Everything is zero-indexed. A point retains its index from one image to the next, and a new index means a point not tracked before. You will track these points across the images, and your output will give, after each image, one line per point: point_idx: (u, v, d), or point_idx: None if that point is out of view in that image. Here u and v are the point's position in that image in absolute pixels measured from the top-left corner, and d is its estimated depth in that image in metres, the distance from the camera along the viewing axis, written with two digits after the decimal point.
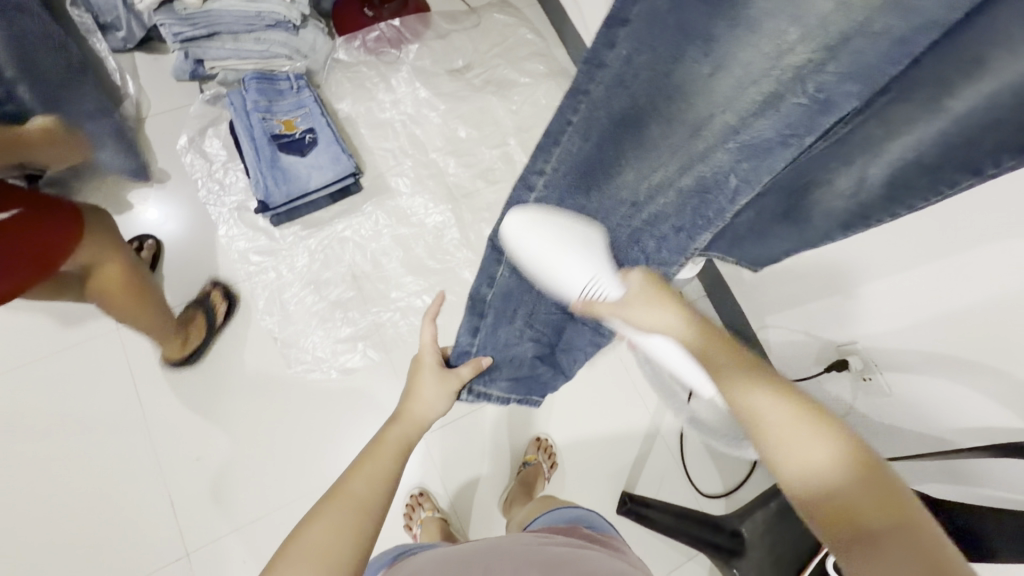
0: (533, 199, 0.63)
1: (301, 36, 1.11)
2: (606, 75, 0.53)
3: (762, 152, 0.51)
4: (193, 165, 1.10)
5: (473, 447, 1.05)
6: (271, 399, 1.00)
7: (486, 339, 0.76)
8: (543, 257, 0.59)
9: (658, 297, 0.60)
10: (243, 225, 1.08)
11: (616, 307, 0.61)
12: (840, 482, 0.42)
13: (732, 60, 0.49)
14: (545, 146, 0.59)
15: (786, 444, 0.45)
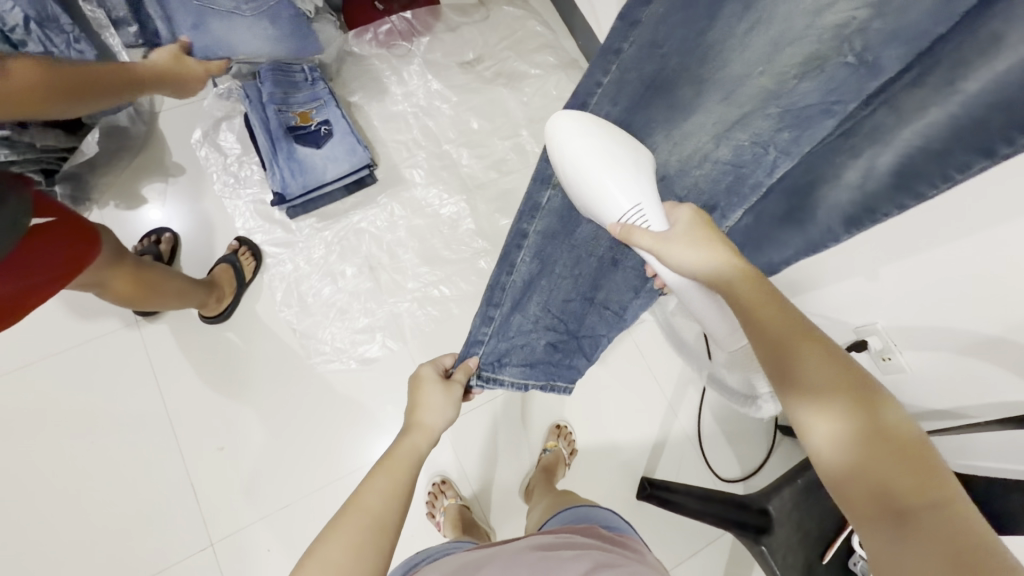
0: None
1: (314, 29, 1.10)
2: (641, 39, 0.60)
3: (800, 120, 0.59)
4: (207, 159, 1.10)
5: (491, 437, 1.05)
6: (291, 390, 1.00)
7: (501, 328, 0.73)
8: (591, 160, 0.58)
9: (701, 239, 0.56)
10: (259, 218, 1.08)
11: (655, 242, 0.56)
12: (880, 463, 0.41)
13: (774, 17, 0.56)
14: (575, 110, 0.65)
15: (830, 417, 0.44)
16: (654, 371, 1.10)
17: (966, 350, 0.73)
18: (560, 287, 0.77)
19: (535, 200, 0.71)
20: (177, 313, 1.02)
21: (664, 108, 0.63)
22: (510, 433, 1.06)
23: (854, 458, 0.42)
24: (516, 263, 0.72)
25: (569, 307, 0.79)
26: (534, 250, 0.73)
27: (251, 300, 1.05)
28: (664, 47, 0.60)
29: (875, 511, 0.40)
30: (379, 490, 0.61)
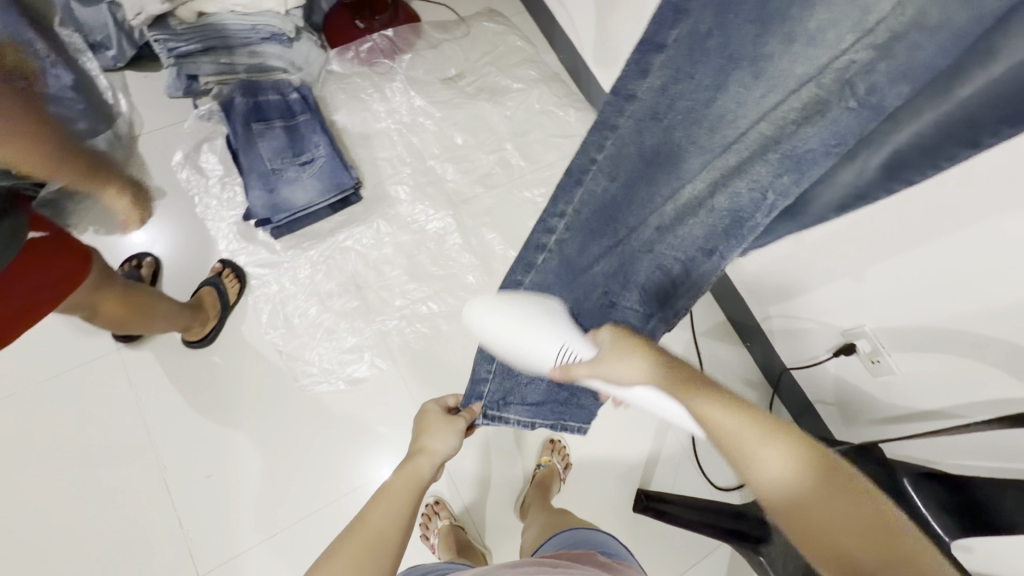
0: (554, 236, 0.71)
1: (295, 48, 1.09)
2: (639, 106, 0.61)
3: (800, 163, 0.50)
4: (189, 182, 1.09)
5: (485, 454, 1.04)
6: (279, 414, 0.98)
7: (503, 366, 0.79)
8: (501, 339, 0.62)
9: (632, 349, 0.54)
10: (243, 240, 1.07)
11: (589, 367, 0.56)
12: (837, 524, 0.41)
13: (775, 62, 0.51)
14: (568, 184, 0.69)
15: (783, 484, 0.44)
16: None
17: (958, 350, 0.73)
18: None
19: (531, 257, 0.74)
20: (161, 339, 1.01)
21: (661, 163, 0.62)
22: (503, 449, 1.05)
23: (809, 523, 0.43)
24: (515, 304, 0.75)
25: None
26: (534, 293, 0.74)
27: (236, 323, 1.03)
28: (659, 114, 0.60)
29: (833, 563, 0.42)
30: (384, 508, 0.64)
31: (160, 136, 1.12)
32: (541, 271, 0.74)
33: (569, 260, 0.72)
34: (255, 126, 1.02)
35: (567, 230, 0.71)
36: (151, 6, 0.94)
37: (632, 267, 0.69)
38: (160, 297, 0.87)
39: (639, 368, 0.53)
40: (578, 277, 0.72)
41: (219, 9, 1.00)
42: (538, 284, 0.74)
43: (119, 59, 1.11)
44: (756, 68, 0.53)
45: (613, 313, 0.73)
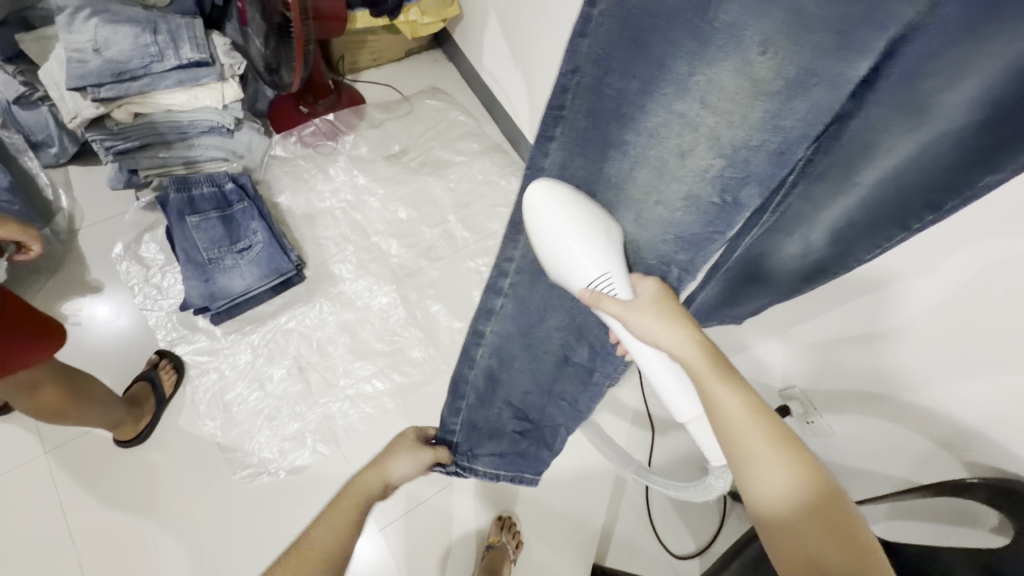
0: (507, 284, 0.68)
1: (236, 137, 1.13)
2: (548, 173, 0.60)
3: (694, 241, 0.58)
4: (129, 272, 1.09)
5: (434, 535, 1.01)
6: (217, 509, 0.95)
7: (469, 417, 0.75)
8: (564, 253, 0.54)
9: (663, 306, 0.55)
10: (182, 328, 1.06)
11: (622, 310, 0.54)
12: (781, 481, 0.46)
13: (648, 156, 0.56)
14: (511, 236, 0.65)
15: (749, 440, 0.47)
16: (597, 446, 1.10)
17: (884, 413, 0.74)
18: (515, 377, 0.74)
19: (490, 304, 0.70)
20: (91, 438, 0.97)
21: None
22: (453, 530, 1.02)
23: (759, 472, 0.47)
24: (476, 356, 0.73)
25: (529, 400, 0.76)
26: (491, 348, 0.72)
27: (173, 415, 1.00)
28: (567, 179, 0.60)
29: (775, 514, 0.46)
30: (328, 521, 0.56)
31: (100, 227, 1.12)
32: (501, 318, 0.70)
33: (518, 317, 0.70)
34: (188, 218, 1.03)
35: (516, 281, 0.68)
36: (86, 112, 0.98)
37: (584, 321, 0.69)
38: (102, 392, 0.85)
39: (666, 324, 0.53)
40: (537, 331, 0.71)
41: (154, 109, 1.03)
42: (499, 339, 0.72)
43: (61, 155, 1.12)
44: (634, 160, 0.57)
45: (568, 369, 0.73)
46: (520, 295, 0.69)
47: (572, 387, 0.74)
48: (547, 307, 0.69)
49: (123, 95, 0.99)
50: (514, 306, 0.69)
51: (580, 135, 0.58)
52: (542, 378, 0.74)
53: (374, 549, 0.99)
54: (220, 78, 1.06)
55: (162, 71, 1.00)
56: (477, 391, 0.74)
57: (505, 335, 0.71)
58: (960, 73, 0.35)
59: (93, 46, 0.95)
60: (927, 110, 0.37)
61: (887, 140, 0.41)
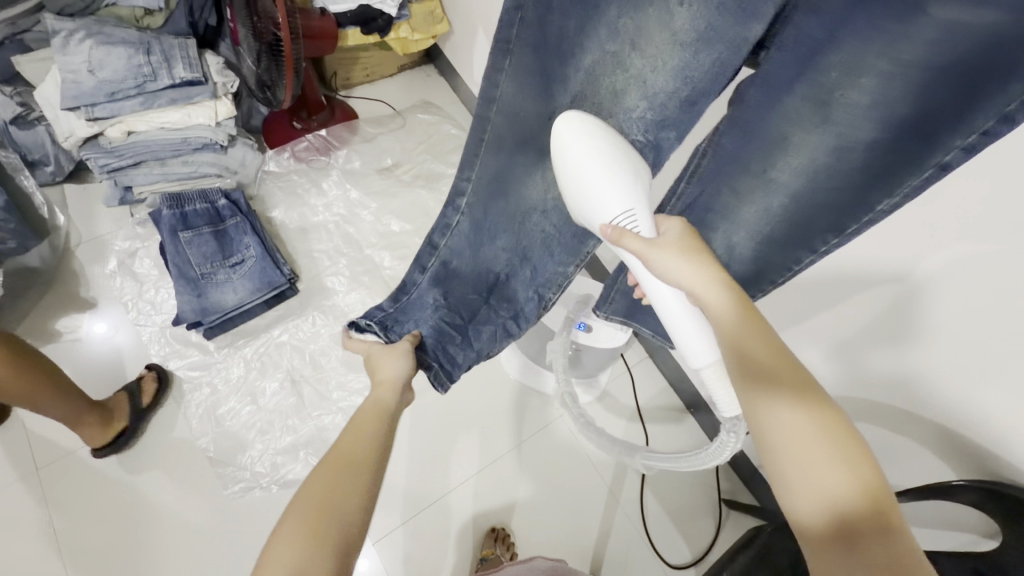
0: (464, 204, 0.73)
1: (230, 154, 1.14)
2: (500, 108, 0.64)
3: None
4: (122, 288, 1.10)
5: (428, 549, 1.01)
6: (209, 524, 0.95)
7: (407, 304, 0.78)
8: (586, 182, 0.54)
9: (691, 250, 0.54)
10: (176, 343, 1.07)
11: (646, 246, 0.54)
12: (823, 475, 0.41)
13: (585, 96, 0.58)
14: (466, 162, 0.70)
15: (785, 421, 0.44)
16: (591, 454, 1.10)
17: (876, 416, 0.74)
18: (454, 291, 0.79)
19: (447, 219, 0.75)
20: (84, 454, 0.97)
21: (532, 153, 0.66)
22: (447, 543, 1.01)
23: (798, 461, 0.42)
24: (429, 264, 0.78)
25: (467, 303, 0.80)
26: (444, 258, 0.78)
27: (166, 430, 1.00)
28: (515, 114, 0.63)
29: (814, 515, 0.41)
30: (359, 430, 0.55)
31: (95, 245, 1.13)
32: (457, 235, 0.76)
33: (469, 241, 0.76)
34: (181, 234, 1.03)
35: (473, 203, 0.73)
36: (81, 130, 1.00)
37: (527, 245, 0.74)
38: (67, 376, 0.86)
39: (697, 272, 0.52)
40: (483, 249, 0.76)
41: (147, 127, 1.04)
42: (451, 254, 0.77)
43: (58, 173, 1.13)
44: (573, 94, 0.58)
45: (509, 285, 0.78)
46: (476, 217, 0.74)
47: (509, 300, 0.79)
48: (497, 228, 0.74)
49: (118, 114, 1.01)
50: (469, 225, 0.75)
51: (520, 72, 0.60)
52: (483, 285, 0.79)
53: (367, 562, 0.98)
54: (213, 96, 1.07)
55: (156, 90, 1.02)
56: (421, 303, 0.79)
57: (455, 249, 0.77)
58: (859, 75, 0.45)
59: (87, 67, 0.97)
60: (832, 107, 0.49)
61: (803, 140, 0.52)
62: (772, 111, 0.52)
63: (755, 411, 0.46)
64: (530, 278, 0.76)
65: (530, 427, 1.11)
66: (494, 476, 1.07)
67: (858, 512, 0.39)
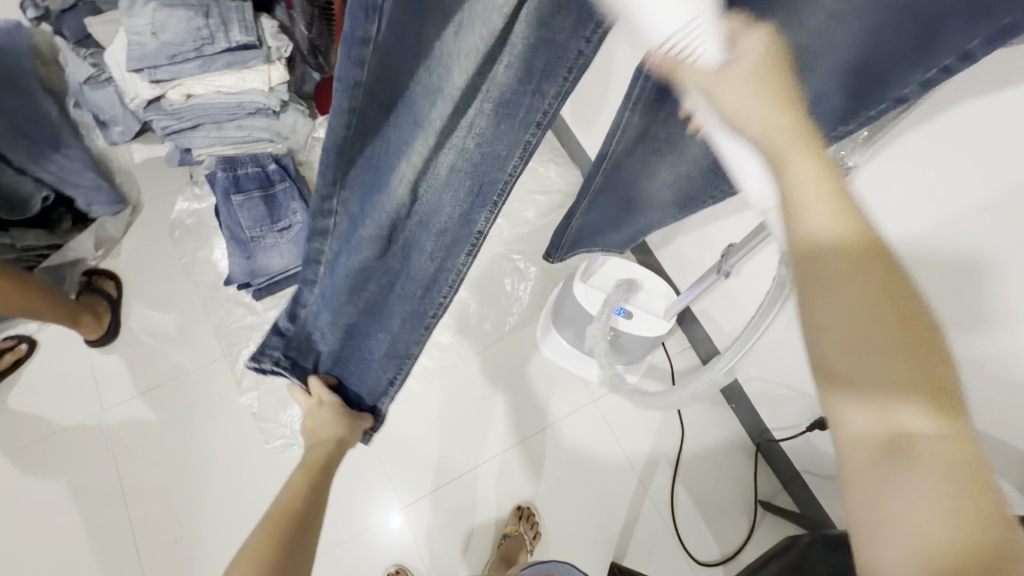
0: (334, 206, 0.50)
1: (282, 119, 1.15)
2: (366, 81, 0.38)
3: (515, 106, 0.45)
4: (181, 248, 1.15)
5: (456, 519, 1.03)
6: (252, 474, 1.00)
7: (307, 323, 0.65)
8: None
9: (771, 82, 0.36)
10: (225, 302, 1.11)
11: (700, 84, 0.37)
12: (903, 409, 0.32)
13: (474, 15, 0.38)
14: (327, 163, 0.44)
15: (857, 349, 0.33)
16: (622, 441, 1.08)
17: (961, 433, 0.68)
18: (344, 311, 0.64)
19: (318, 227, 0.52)
20: (144, 399, 1.04)
21: (405, 129, 0.46)
22: (473, 517, 1.03)
23: (866, 407, 0.33)
24: (315, 275, 0.58)
25: (359, 318, 0.66)
26: (330, 266, 0.57)
27: (217, 384, 1.06)
28: (380, 64, 0.40)
29: (867, 452, 0.33)
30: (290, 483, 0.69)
31: (159, 204, 1.19)
32: (337, 238, 0.54)
33: (351, 244, 0.55)
34: (233, 197, 1.06)
35: (346, 199, 0.50)
36: (144, 92, 1.03)
37: (414, 247, 0.59)
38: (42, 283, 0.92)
39: (770, 118, 0.35)
40: (369, 258, 0.57)
41: (204, 90, 1.06)
42: (334, 276, 0.58)
43: (126, 134, 1.18)
44: (457, 30, 0.39)
45: (399, 284, 0.63)
46: (359, 215, 0.52)
47: (405, 302, 0.65)
48: (372, 237, 0.55)
49: (178, 77, 1.03)
50: (352, 228, 0.53)
51: (393, 33, 0.36)
52: (371, 290, 0.62)
53: (396, 526, 1.01)
54: (267, 61, 1.08)
55: (214, 53, 1.03)
56: (315, 319, 0.64)
57: (336, 259, 0.56)
58: None
59: (151, 29, 0.99)
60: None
61: None
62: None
63: (823, 350, 0.35)
64: (414, 299, 0.65)
65: (558, 412, 1.10)
66: (521, 455, 1.07)
67: (889, 461, 0.32)
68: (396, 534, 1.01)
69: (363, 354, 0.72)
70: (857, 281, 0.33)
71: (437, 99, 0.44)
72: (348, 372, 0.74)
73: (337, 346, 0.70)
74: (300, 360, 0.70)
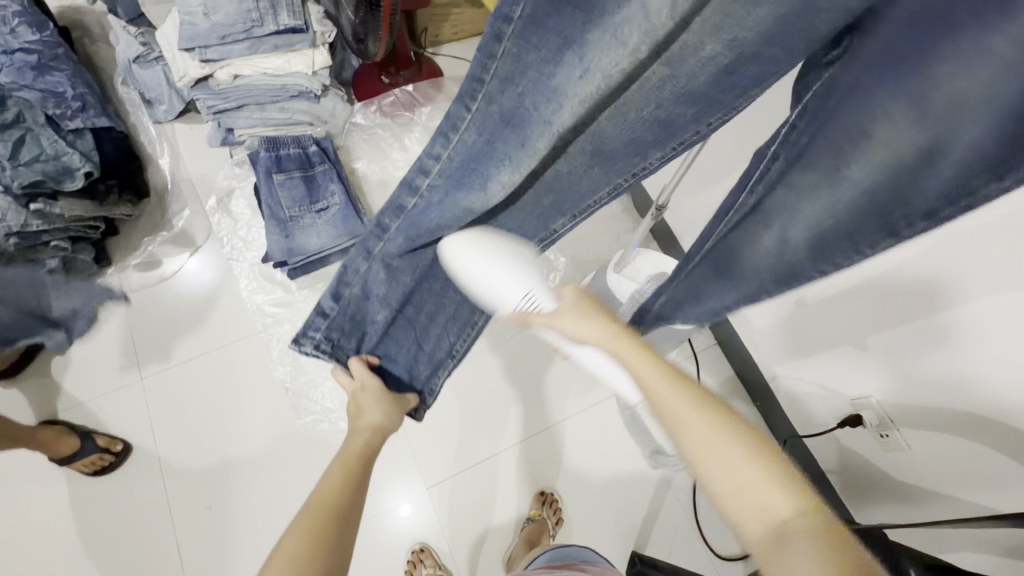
0: (426, 184, 0.59)
1: (321, 103, 1.18)
2: (499, 68, 0.49)
3: (606, 154, 0.59)
4: (220, 225, 1.18)
5: (480, 502, 1.04)
6: (283, 446, 1.03)
7: (353, 304, 0.68)
8: (485, 281, 0.61)
9: (591, 311, 0.58)
10: (261, 279, 1.14)
11: (549, 319, 0.59)
12: (760, 494, 0.42)
13: (598, 63, 0.47)
14: (443, 129, 0.55)
15: (715, 452, 0.44)
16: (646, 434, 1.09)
17: (994, 442, 0.66)
18: (398, 284, 0.68)
19: (401, 200, 0.61)
20: (181, 369, 1.07)
21: (511, 139, 0.54)
22: (496, 500, 1.05)
23: (742, 499, 0.42)
24: (374, 251, 0.65)
25: (411, 305, 0.71)
26: (392, 246, 0.65)
27: (250, 359, 1.08)
28: (516, 82, 0.50)
29: (762, 538, 0.41)
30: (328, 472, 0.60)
31: (200, 181, 1.22)
32: (408, 219, 0.62)
33: (415, 227, 0.62)
34: (274, 176, 1.09)
35: (435, 184, 0.59)
36: (194, 71, 1.07)
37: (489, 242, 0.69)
38: None
39: (591, 329, 0.56)
40: (434, 240, 0.65)
41: (252, 71, 1.09)
42: (392, 250, 0.65)
43: (169, 113, 1.21)
44: (582, 75, 0.48)
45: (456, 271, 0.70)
46: (436, 206, 0.60)
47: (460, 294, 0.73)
48: (445, 223, 0.62)
49: (228, 58, 1.06)
50: (429, 214, 0.61)
51: (538, 26, 0.46)
52: (433, 277, 0.70)
53: (421, 506, 1.03)
54: (312, 45, 1.11)
55: (262, 35, 1.06)
56: (364, 300, 0.68)
57: (399, 238, 0.64)
58: None
59: (203, 10, 1.02)
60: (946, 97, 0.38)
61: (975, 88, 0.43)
62: (766, 36, 0.44)
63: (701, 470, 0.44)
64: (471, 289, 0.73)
65: (583, 401, 1.11)
66: (545, 443, 1.08)
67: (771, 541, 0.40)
68: (421, 514, 1.02)
69: (415, 336, 0.74)
70: (669, 390, 0.48)
71: (545, 130, 0.53)
72: (392, 356, 0.74)
73: (384, 331, 0.72)
74: (342, 342, 0.70)
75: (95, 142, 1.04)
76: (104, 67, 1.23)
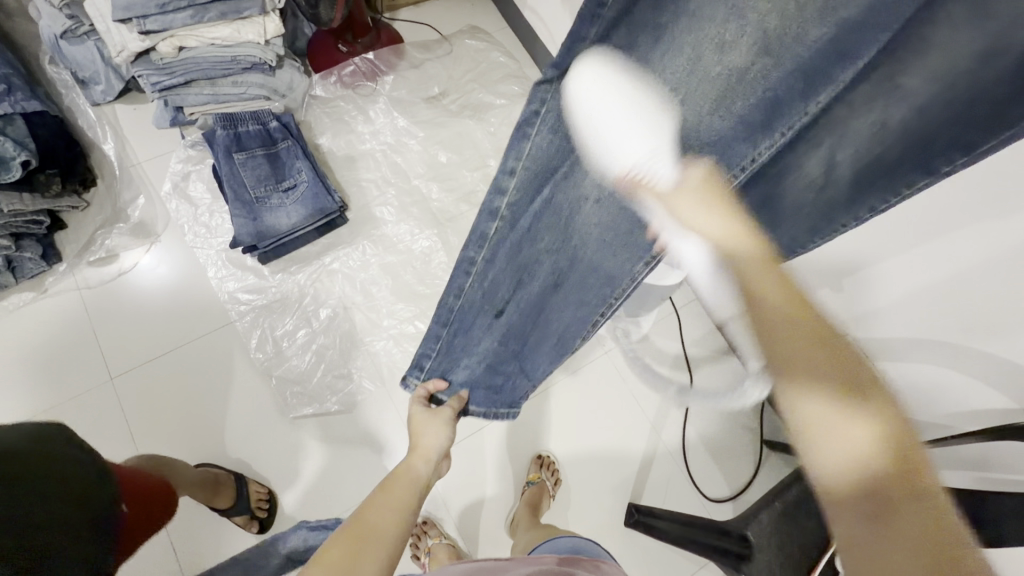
0: (506, 203, 0.59)
1: (278, 76, 1.12)
2: (572, 83, 0.50)
3: (727, 149, 0.51)
4: (178, 212, 1.11)
5: (478, 472, 1.05)
6: (273, 435, 1.00)
7: (448, 344, 0.71)
8: (599, 124, 0.50)
9: (708, 193, 0.51)
10: (231, 266, 1.08)
11: (659, 194, 0.52)
12: (853, 427, 0.35)
13: (701, 34, 0.47)
14: (514, 142, 0.55)
15: (813, 389, 0.36)
16: (634, 390, 1.12)
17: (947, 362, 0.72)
18: (490, 323, 0.69)
19: (483, 227, 0.61)
20: (156, 366, 1.02)
21: (596, 139, 0.53)
22: (494, 466, 1.06)
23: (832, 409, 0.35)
24: (464, 287, 0.66)
25: (513, 329, 0.71)
26: (479, 279, 0.65)
27: (228, 349, 1.04)
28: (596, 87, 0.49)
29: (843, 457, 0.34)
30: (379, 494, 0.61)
31: (152, 165, 1.14)
32: (496, 244, 0.62)
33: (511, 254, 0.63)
34: (235, 155, 1.03)
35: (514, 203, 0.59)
36: (132, 44, 0.97)
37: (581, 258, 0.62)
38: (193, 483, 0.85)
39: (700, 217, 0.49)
40: (522, 257, 0.63)
41: (198, 43, 1.01)
42: (480, 291, 0.66)
43: (109, 93, 1.13)
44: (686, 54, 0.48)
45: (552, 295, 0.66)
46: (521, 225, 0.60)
47: (559, 311, 0.68)
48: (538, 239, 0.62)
49: (169, 28, 0.97)
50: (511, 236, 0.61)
51: (615, 31, 0.47)
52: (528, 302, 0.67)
53: None
54: (262, 11, 1.03)
55: (206, 2, 0.97)
56: (465, 332, 0.70)
57: (486, 270, 0.64)
58: None
59: None
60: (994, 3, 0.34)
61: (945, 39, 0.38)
62: None
63: (793, 403, 0.37)
64: (575, 303, 0.66)
65: (571, 365, 1.12)
66: (537, 407, 1.09)
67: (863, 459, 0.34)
68: None
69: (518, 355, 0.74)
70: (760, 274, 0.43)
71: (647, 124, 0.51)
72: (483, 387, 0.76)
73: (485, 364, 0.73)
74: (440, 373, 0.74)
75: (28, 128, 0.94)
76: (25, 43, 1.11)
